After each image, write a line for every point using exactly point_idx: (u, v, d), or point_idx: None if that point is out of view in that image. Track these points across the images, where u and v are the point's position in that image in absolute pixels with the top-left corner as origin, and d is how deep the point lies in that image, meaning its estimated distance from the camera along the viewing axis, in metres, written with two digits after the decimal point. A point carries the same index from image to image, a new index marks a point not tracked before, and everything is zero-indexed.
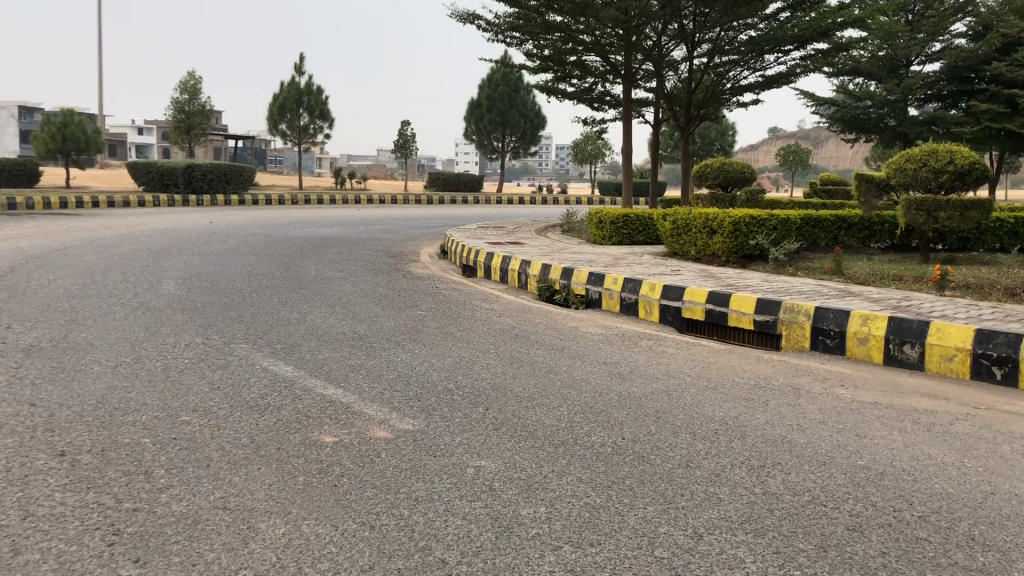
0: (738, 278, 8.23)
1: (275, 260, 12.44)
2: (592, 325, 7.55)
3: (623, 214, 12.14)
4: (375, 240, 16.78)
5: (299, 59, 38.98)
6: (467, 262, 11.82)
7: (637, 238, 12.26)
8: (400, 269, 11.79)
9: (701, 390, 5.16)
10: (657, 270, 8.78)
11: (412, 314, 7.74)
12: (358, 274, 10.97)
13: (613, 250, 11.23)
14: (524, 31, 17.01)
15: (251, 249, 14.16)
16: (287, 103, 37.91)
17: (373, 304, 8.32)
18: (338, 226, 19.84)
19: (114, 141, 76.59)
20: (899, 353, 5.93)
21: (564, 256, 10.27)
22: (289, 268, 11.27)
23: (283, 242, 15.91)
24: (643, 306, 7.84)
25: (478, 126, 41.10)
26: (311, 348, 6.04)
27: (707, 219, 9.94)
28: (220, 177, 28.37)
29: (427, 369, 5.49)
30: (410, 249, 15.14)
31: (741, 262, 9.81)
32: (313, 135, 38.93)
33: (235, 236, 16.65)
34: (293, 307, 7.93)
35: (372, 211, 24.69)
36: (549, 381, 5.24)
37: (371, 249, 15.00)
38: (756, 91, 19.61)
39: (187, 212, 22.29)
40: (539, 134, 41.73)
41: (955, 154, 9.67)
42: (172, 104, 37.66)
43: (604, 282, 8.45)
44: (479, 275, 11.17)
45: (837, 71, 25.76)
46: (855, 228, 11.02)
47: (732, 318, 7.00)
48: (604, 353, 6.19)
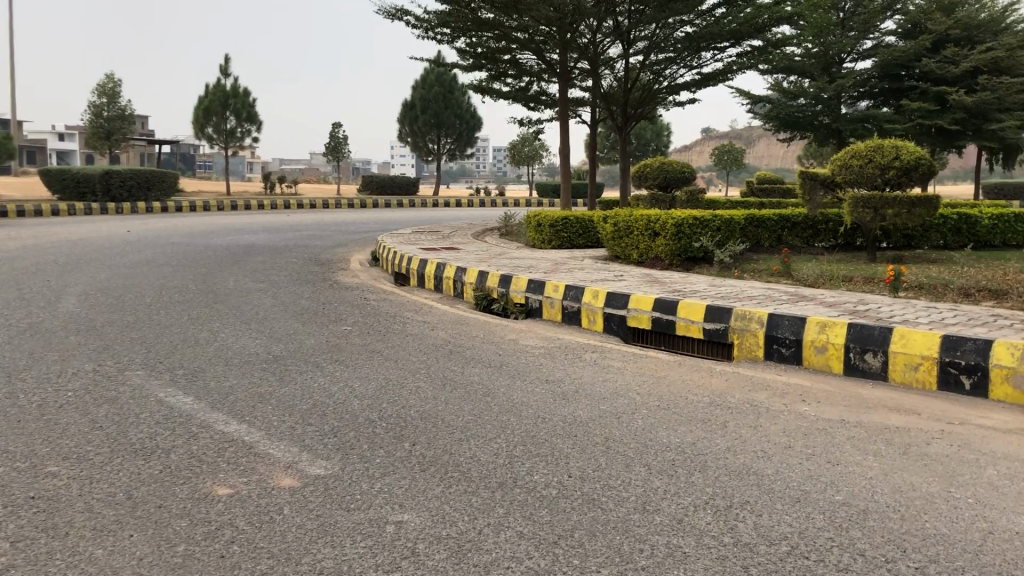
0: (684, 282, 7.79)
1: (193, 272, 11.63)
2: (532, 337, 7.02)
3: (562, 216, 11.66)
4: (304, 248, 16.02)
5: (225, 61, 37.72)
6: (400, 269, 11.21)
7: (578, 241, 11.80)
8: (327, 279, 11.10)
9: (653, 411, 4.66)
10: (599, 276, 8.29)
11: (336, 330, 7.13)
12: (282, 285, 10.25)
13: (552, 254, 10.72)
14: (456, 30, 16.43)
15: (169, 259, 13.31)
16: (213, 106, 36.68)
17: (295, 319, 7.67)
18: (265, 234, 18.99)
19: (34, 148, 73.66)
20: (860, 362, 5.53)
21: (501, 262, 9.72)
22: (207, 281, 10.49)
23: (204, 251, 15.06)
24: (585, 315, 7.34)
25: (412, 128, 40.35)
26: (218, 373, 5.39)
27: (650, 220, 9.50)
28: (142, 183, 27.15)
29: (347, 396, 4.88)
30: (341, 256, 14.43)
31: (686, 265, 9.39)
32: (242, 139, 37.74)
33: (153, 245, 15.70)
34: (204, 325, 7.24)
35: (303, 217, 23.83)
36: (483, 405, 4.68)
37: (298, 257, 14.26)
38: (693, 90, 19.36)
39: (104, 221, 21.16)
40: (475, 136, 41.18)
41: (901, 149, 9.43)
42: (91, 108, 36.11)
43: (544, 290, 7.93)
44: (412, 283, 10.56)
45: (771, 69, 25.74)
46: (799, 227, 10.72)
47: (680, 326, 6.53)
48: (545, 369, 5.66)
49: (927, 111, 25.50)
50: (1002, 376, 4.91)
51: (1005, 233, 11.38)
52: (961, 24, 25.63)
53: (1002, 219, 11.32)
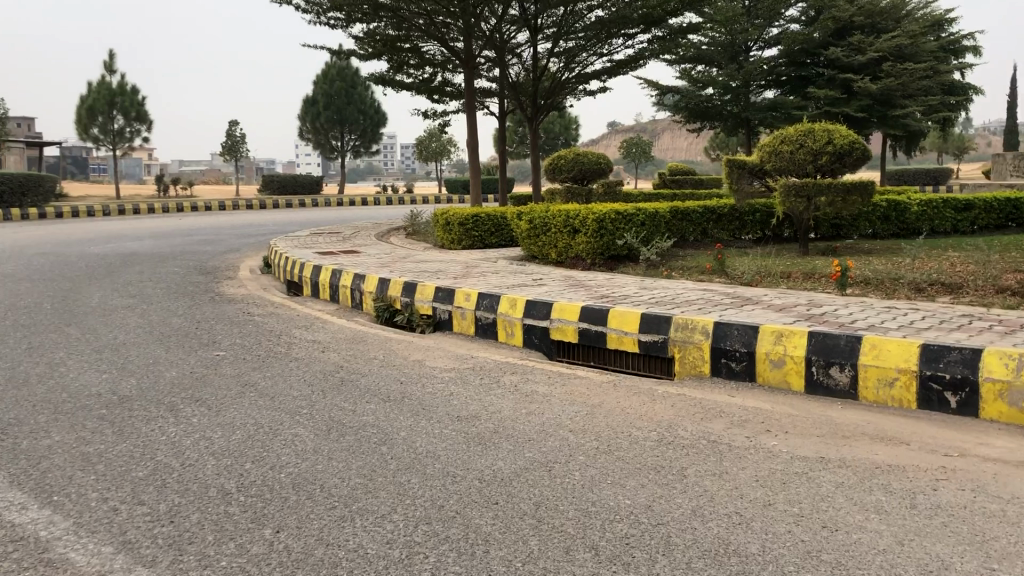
0: (612, 285, 6.89)
1: (53, 287, 10.18)
2: (441, 356, 5.99)
3: (472, 213, 10.65)
4: (191, 255, 14.60)
5: (110, 56, 35.32)
6: (293, 277, 10.03)
7: (490, 240, 10.82)
8: (210, 291, 9.84)
9: (594, 456, 3.71)
10: (515, 280, 7.33)
11: (207, 357, 5.97)
12: (155, 301, 8.97)
13: (463, 256, 9.72)
14: (352, 18, 15.21)
15: (30, 273, 11.77)
16: (97, 105, 34.27)
17: (158, 345, 6.46)
18: (148, 241, 17.38)
19: None
20: (825, 378, 4.71)
21: (405, 268, 8.67)
22: (66, 298, 9.10)
23: (76, 262, 13.51)
24: (502, 327, 6.38)
25: (315, 125, 38.73)
26: (33, 426, 4.21)
27: (568, 216, 8.60)
28: (15, 188, 24.96)
29: (202, 457, 3.78)
30: (229, 264, 13.08)
31: (609, 265, 8.53)
32: (130, 139, 35.47)
33: (18, 257, 14.03)
34: (40, 356, 5.97)
35: (195, 221, 22.18)
36: (377, 462, 3.65)
37: (182, 266, 12.86)
38: (604, 78, 18.58)
39: None
40: (380, 132, 39.77)
41: (833, 133, 8.78)
42: None
43: (454, 298, 6.91)
44: (305, 294, 9.39)
45: (679, 59, 25.25)
46: (726, 219, 10.00)
47: (612, 338, 5.63)
48: (457, 402, 4.66)
49: (834, 99, 25.55)
50: (995, 392, 4.15)
51: (933, 221, 10.90)
52: (864, 11, 25.69)
53: (930, 205, 10.84)
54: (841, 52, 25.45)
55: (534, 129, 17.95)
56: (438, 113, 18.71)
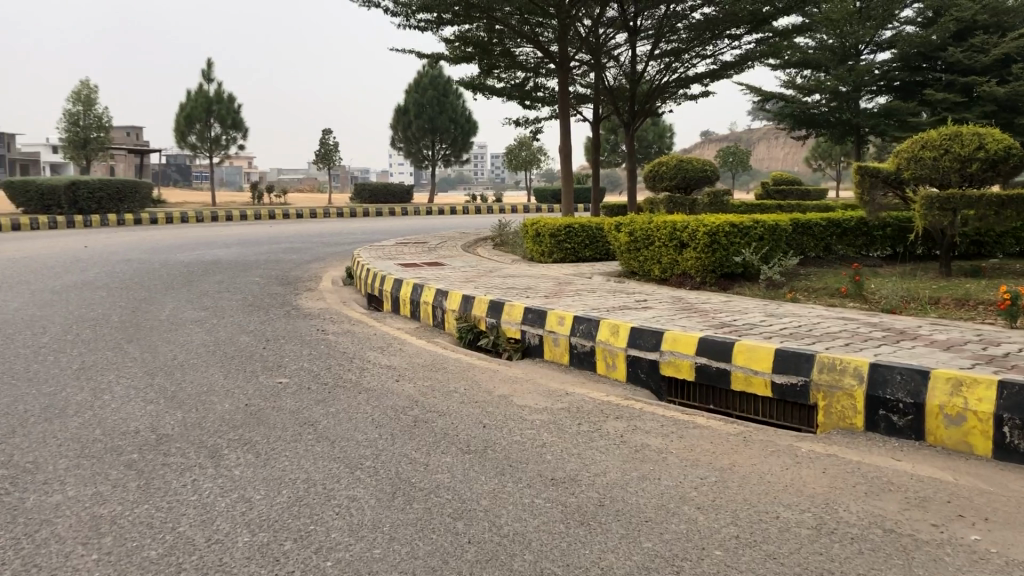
0: (730, 311, 5.93)
1: (127, 297, 9.76)
2: (533, 390, 5.15)
3: (565, 223, 9.79)
4: (275, 264, 14.16)
5: (208, 65, 35.84)
6: (373, 290, 9.37)
7: (584, 253, 9.94)
8: (286, 304, 9.24)
9: (734, 555, 2.80)
10: (617, 302, 6.43)
11: (267, 385, 5.26)
12: (227, 315, 8.40)
13: (555, 271, 8.86)
14: (443, 19, 14.54)
15: (109, 281, 11.43)
16: (195, 113, 34.75)
17: (218, 368, 5.80)
18: (235, 248, 17.10)
19: (27, 161, 72.13)
20: (1023, 443, 3.67)
21: (491, 284, 7.87)
22: (136, 310, 8.62)
23: (159, 270, 13.20)
24: (602, 358, 5.49)
25: (406, 134, 38.60)
26: (48, 475, 3.53)
27: (676, 228, 7.68)
28: (111, 194, 25.28)
29: (235, 529, 3.01)
30: (311, 274, 12.55)
31: (722, 284, 7.60)
32: (227, 147, 35.93)
33: (104, 264, 13.84)
34: (89, 380, 5.37)
35: (283, 229, 21.94)
36: (450, 547, 2.83)
37: (263, 275, 12.39)
38: (706, 81, 17.50)
39: (63, 236, 19.31)
40: (470, 140, 39.32)
41: (985, 137, 7.61)
42: (65, 116, 34.20)
43: (546, 321, 6.05)
44: (385, 309, 8.68)
45: (784, 63, 23.85)
46: (851, 235, 8.93)
47: (738, 379, 4.71)
48: (553, 458, 3.81)
49: (954, 103, 23.77)
50: None
51: None
52: (989, 10, 23.82)
53: None
54: (963, 54, 23.64)
55: (631, 136, 16.97)
56: (530, 120, 17.89)
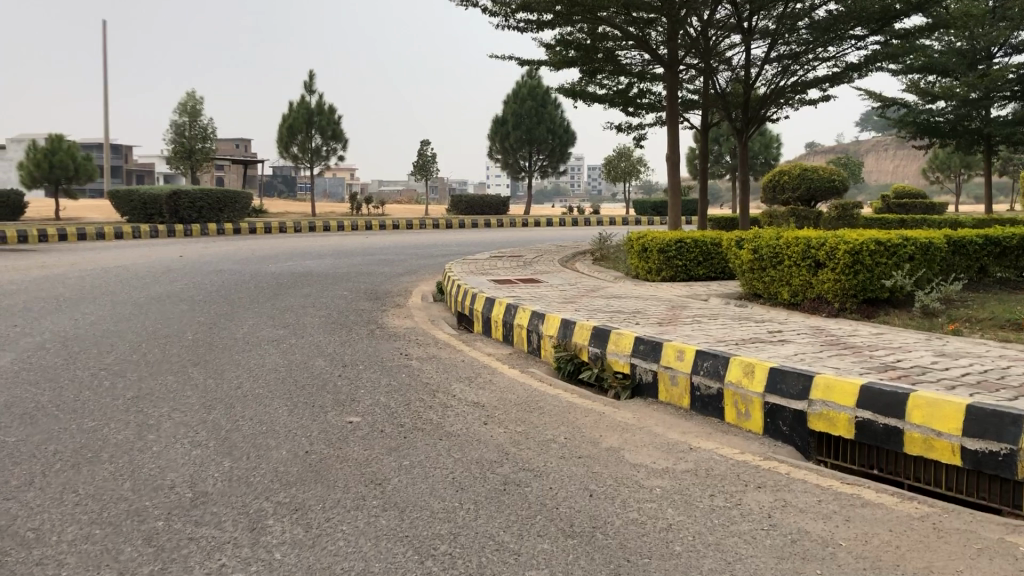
0: (888, 348, 4.88)
1: (208, 311, 9.26)
2: (650, 443, 4.24)
3: (676, 237, 8.83)
4: (365, 277, 13.62)
5: (310, 77, 36.14)
6: (464, 309, 8.60)
7: (696, 271, 8.95)
8: (371, 323, 8.55)
9: None
10: (745, 333, 5.45)
11: (336, 426, 4.52)
12: (306, 334, 7.75)
13: (665, 292, 7.91)
14: (543, 21, 13.72)
15: (194, 293, 11.05)
16: (296, 123, 35.03)
17: (283, 400, 5.09)
18: (327, 259, 16.70)
19: (143, 172, 74.92)
20: None
21: (595, 305, 6.97)
22: (213, 327, 8.06)
23: (247, 282, 12.81)
24: (732, 405, 4.56)
25: (503, 145, 38.06)
26: (46, 552, 2.82)
27: (810, 245, 6.70)
28: (211, 204, 25.45)
29: None
30: (399, 289, 11.87)
31: (865, 311, 6.56)
32: (326, 157, 36.09)
33: (194, 275, 13.53)
34: (138, 412, 4.73)
35: (377, 239, 21.57)
36: None
37: (351, 289, 11.81)
38: (826, 85, 16.20)
39: (161, 245, 19.35)
40: (568, 151, 38.50)
41: None
42: (172, 126, 34.98)
43: (661, 354, 5.12)
44: (476, 331, 7.88)
45: (907, 68, 22.14)
46: (1011, 255, 7.79)
47: (916, 442, 3.69)
48: (685, 553, 2.90)
49: None
50: None
51: None
52: None
53: None
54: None
55: (743, 144, 15.79)
56: (633, 127, 16.87)
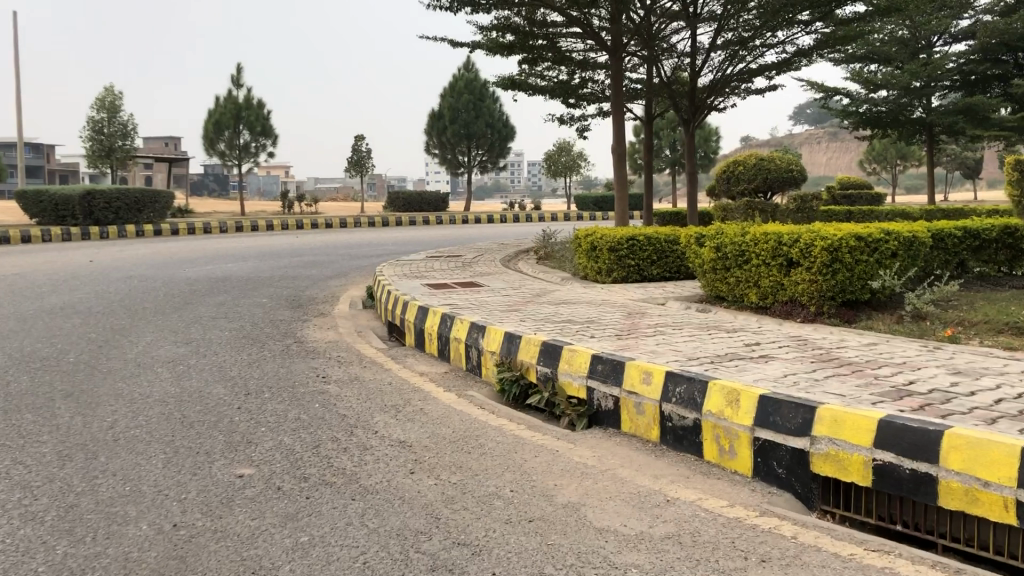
0: (892, 366, 4.10)
1: (102, 327, 8.16)
2: (620, 496, 3.39)
3: (627, 234, 8.03)
4: (290, 281, 12.58)
5: (237, 71, 34.62)
6: (394, 319, 7.68)
7: (650, 271, 8.16)
8: (288, 337, 7.56)
9: None
10: (721, 347, 4.64)
11: (223, 483, 3.56)
12: (210, 353, 6.73)
13: (619, 296, 7.10)
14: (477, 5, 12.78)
15: (94, 304, 9.89)
16: (223, 120, 33.54)
17: (161, 444, 4.11)
18: (252, 262, 15.57)
19: (66, 172, 71.91)
20: None
21: (542, 314, 6.11)
22: (102, 346, 6.99)
23: (159, 289, 11.66)
24: (713, 440, 3.74)
25: (441, 140, 37.04)
26: None
27: (781, 241, 5.94)
28: (130, 204, 23.95)
29: None
30: (327, 295, 10.85)
31: (844, 314, 5.82)
32: (256, 155, 34.63)
33: (99, 282, 12.32)
34: None
35: (308, 239, 20.43)
36: None
37: (273, 295, 10.77)
38: (773, 73, 15.61)
39: (73, 248, 17.96)
40: (508, 146, 37.64)
41: None
42: (89, 123, 33.13)
43: (625, 376, 4.27)
44: (407, 344, 6.96)
45: (850, 57, 21.80)
46: (989, 249, 7.18)
47: (955, 493, 2.90)
48: None
49: None
50: None
51: None
52: None
53: None
54: None
55: (690, 135, 15.06)
56: (575, 119, 16.00)
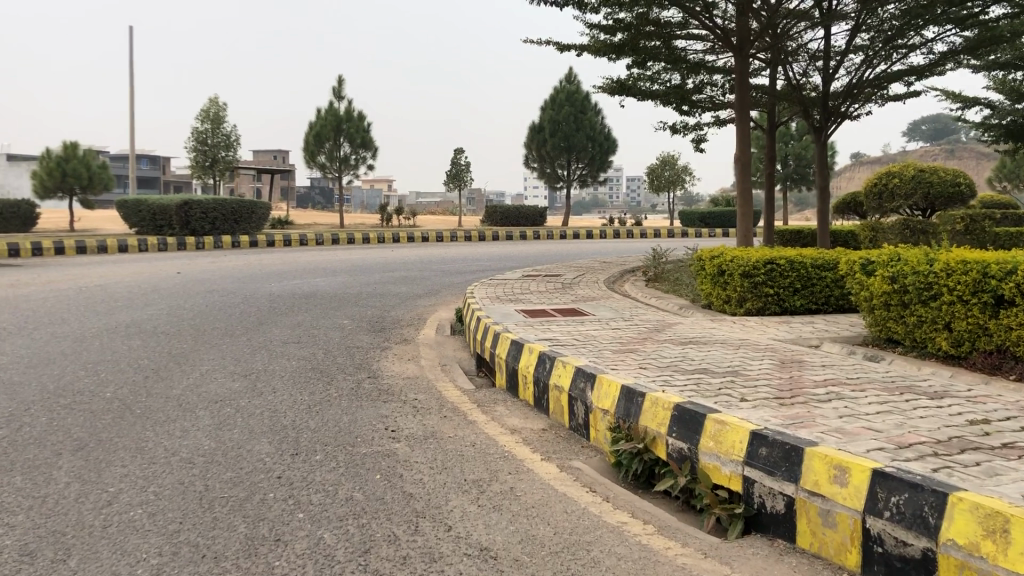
0: None
1: (159, 351, 7.25)
2: None
3: (766, 256, 6.68)
4: (377, 299, 11.60)
5: (338, 82, 34.40)
6: (485, 353, 6.51)
7: (793, 302, 6.79)
8: (362, 371, 6.48)
9: None
10: (933, 426, 3.29)
11: None
12: (266, 391, 5.68)
13: (761, 335, 5.75)
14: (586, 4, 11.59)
15: (162, 322, 9.06)
16: (323, 132, 33.34)
17: (159, 541, 3.01)
18: (340, 276, 14.72)
19: (178, 182, 73.99)
20: None
21: (668, 360, 4.83)
22: (148, 378, 6.04)
23: (236, 305, 10.85)
24: None
25: (541, 152, 35.99)
26: None
27: (989, 272, 4.53)
28: (226, 215, 23.62)
29: None
30: (412, 317, 9.76)
31: None
32: (355, 167, 34.27)
33: (177, 297, 11.57)
34: None
35: (402, 253, 19.58)
36: None
37: (356, 317, 9.76)
38: (916, 77, 13.87)
39: (165, 259, 17.54)
40: (610, 159, 36.24)
41: None
42: (193, 134, 33.42)
43: (805, 470, 2.98)
44: (499, 385, 5.78)
45: (996, 63, 19.65)
46: None
47: None
48: None
49: None
50: None
51: None
52: None
53: None
54: None
55: (821, 146, 13.48)
56: (689, 127, 14.60)
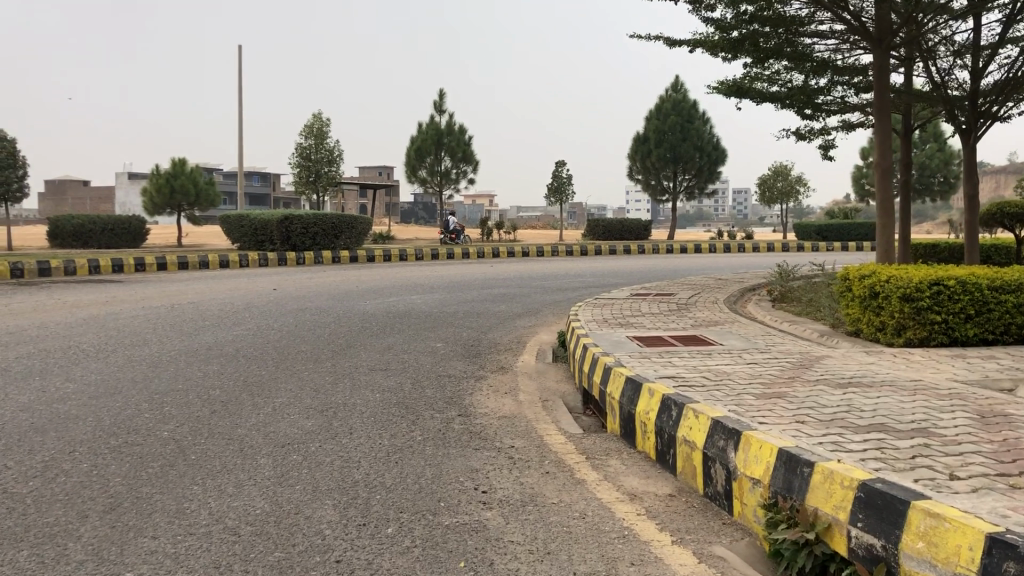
0: None
1: (234, 378, 6.62)
2: None
3: (931, 276, 5.62)
4: (473, 319, 10.82)
5: (440, 97, 34.20)
6: (594, 388, 5.63)
7: (963, 330, 5.71)
8: (454, 406, 5.66)
9: None
10: None
11: None
12: (343, 432, 4.91)
13: (935, 376, 4.67)
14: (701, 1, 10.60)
15: (244, 344, 8.49)
16: (425, 146, 33.11)
17: None
18: (436, 293, 14.03)
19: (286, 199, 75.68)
20: None
21: (830, 410, 3.82)
22: (216, 413, 5.36)
23: (326, 325, 10.24)
24: None
25: (645, 164, 34.88)
26: None
27: None
28: (326, 230, 23.42)
29: None
30: (510, 340, 8.92)
31: None
32: (456, 181, 33.85)
33: (267, 315, 11.08)
34: None
35: (502, 269, 18.83)
36: None
37: (450, 339, 8.98)
38: None
39: (263, 274, 17.29)
40: (718, 170, 34.82)
41: None
42: (297, 150, 33.74)
43: None
44: (612, 429, 4.88)
45: None
46: None
47: None
48: None
49: None
50: None
51: None
52: None
53: None
54: None
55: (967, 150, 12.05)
56: (814, 132, 13.35)
